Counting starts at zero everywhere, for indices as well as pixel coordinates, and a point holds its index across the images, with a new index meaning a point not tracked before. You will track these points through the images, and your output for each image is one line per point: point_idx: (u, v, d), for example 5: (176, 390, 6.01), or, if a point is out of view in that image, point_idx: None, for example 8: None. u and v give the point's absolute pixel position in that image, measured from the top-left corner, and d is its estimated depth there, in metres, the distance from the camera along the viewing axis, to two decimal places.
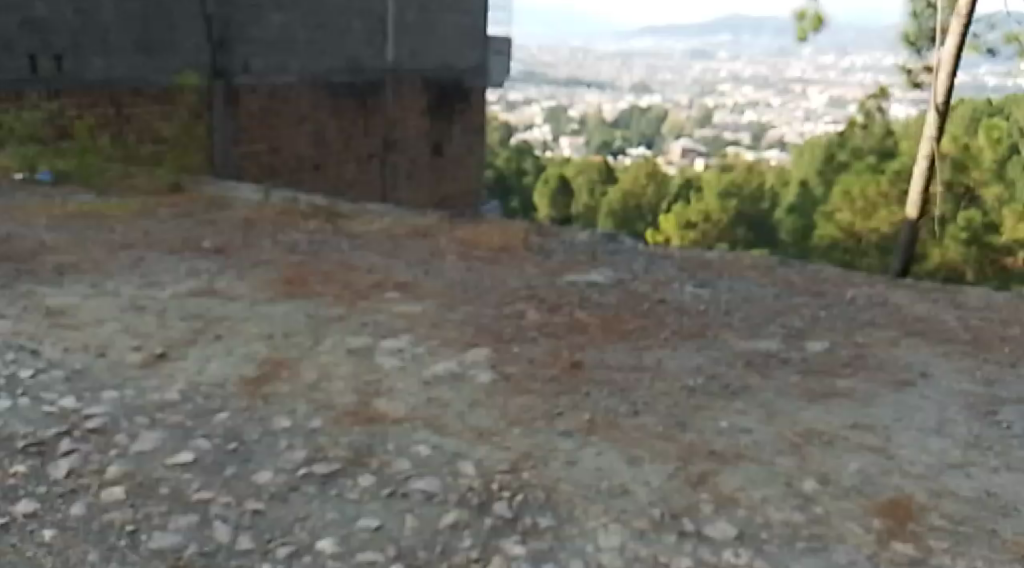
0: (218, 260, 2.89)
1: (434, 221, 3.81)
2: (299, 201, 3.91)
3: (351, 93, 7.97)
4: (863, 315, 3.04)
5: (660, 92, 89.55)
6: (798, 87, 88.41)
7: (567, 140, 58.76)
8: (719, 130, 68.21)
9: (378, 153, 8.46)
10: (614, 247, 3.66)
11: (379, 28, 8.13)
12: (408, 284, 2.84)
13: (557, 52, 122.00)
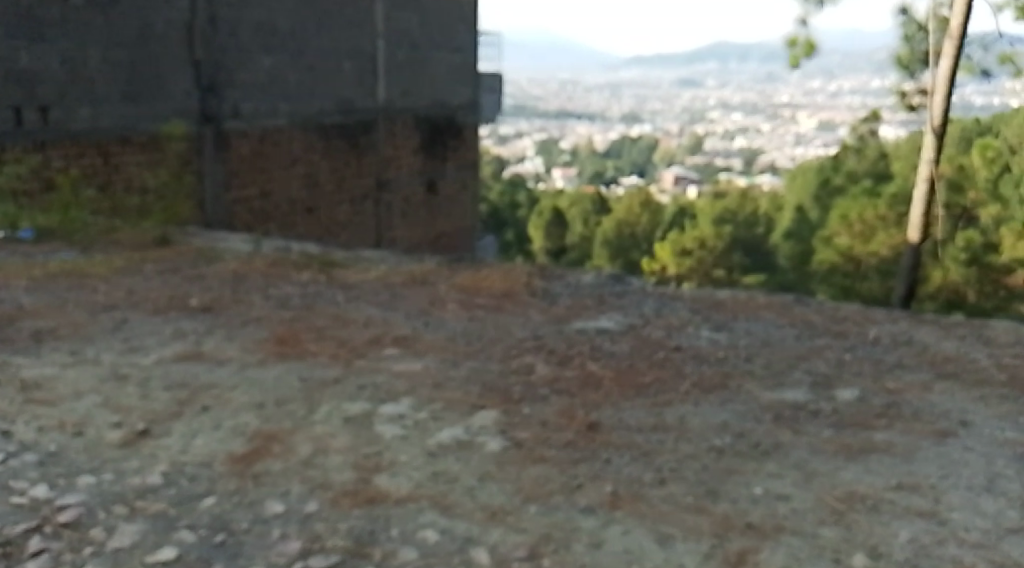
0: (206, 318, 2.74)
1: (432, 266, 3.66)
2: (291, 251, 3.76)
3: (344, 133, 8.22)
4: (888, 357, 2.90)
5: (649, 121, 90.48)
6: (787, 112, 89.18)
7: (559, 171, 59.21)
8: (710, 158, 68.62)
9: (370, 192, 8.78)
10: (621, 288, 3.52)
11: (369, 71, 8.51)
12: (408, 338, 2.67)
13: (547, 85, 123.03)
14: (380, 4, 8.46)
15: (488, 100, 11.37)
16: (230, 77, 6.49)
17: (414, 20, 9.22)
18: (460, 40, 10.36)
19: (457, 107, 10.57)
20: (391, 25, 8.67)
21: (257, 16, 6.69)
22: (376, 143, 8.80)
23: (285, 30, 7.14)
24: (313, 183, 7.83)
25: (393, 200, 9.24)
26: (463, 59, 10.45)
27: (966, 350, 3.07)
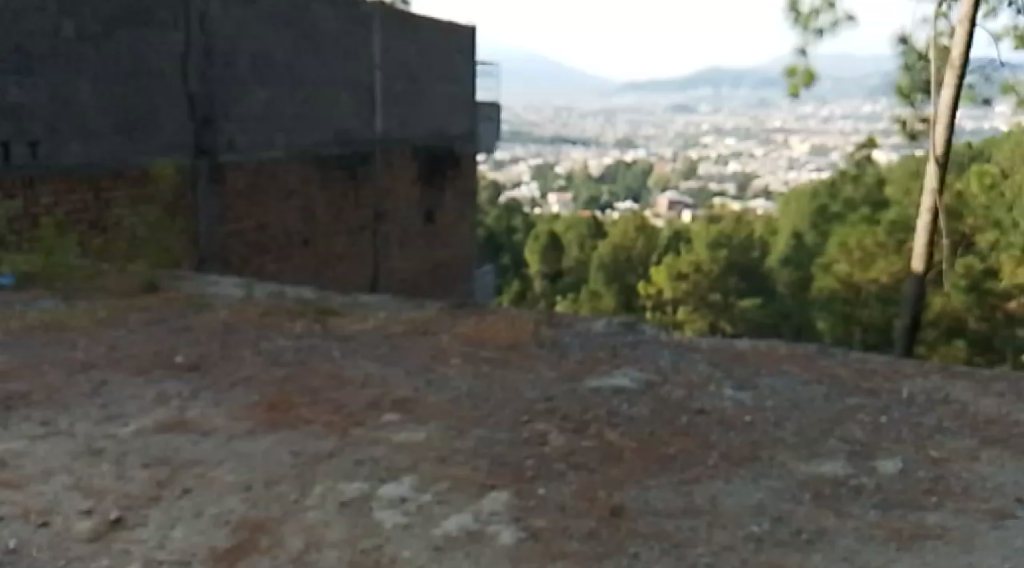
0: (192, 379, 2.53)
1: (435, 312, 3.48)
2: (285, 297, 3.57)
3: (341, 164, 8.06)
4: (927, 420, 2.75)
5: (644, 147, 91.00)
6: (781, 137, 89.52)
7: (555, 196, 59.29)
8: (705, 183, 68.79)
9: (368, 222, 8.63)
10: (635, 338, 3.34)
11: (368, 101, 8.39)
12: (410, 399, 2.47)
13: (542, 111, 123.73)
14: (378, 35, 8.38)
15: (484, 128, 11.32)
16: (225, 110, 6.35)
17: (413, 51, 9.14)
18: (458, 70, 10.32)
19: (455, 136, 10.51)
20: (389, 56, 8.60)
21: (252, 48, 6.58)
22: (374, 173, 8.66)
23: (282, 62, 7.01)
24: (311, 215, 7.67)
25: (391, 230, 9.11)
26: (459, 89, 10.42)
27: (1007, 411, 2.93)
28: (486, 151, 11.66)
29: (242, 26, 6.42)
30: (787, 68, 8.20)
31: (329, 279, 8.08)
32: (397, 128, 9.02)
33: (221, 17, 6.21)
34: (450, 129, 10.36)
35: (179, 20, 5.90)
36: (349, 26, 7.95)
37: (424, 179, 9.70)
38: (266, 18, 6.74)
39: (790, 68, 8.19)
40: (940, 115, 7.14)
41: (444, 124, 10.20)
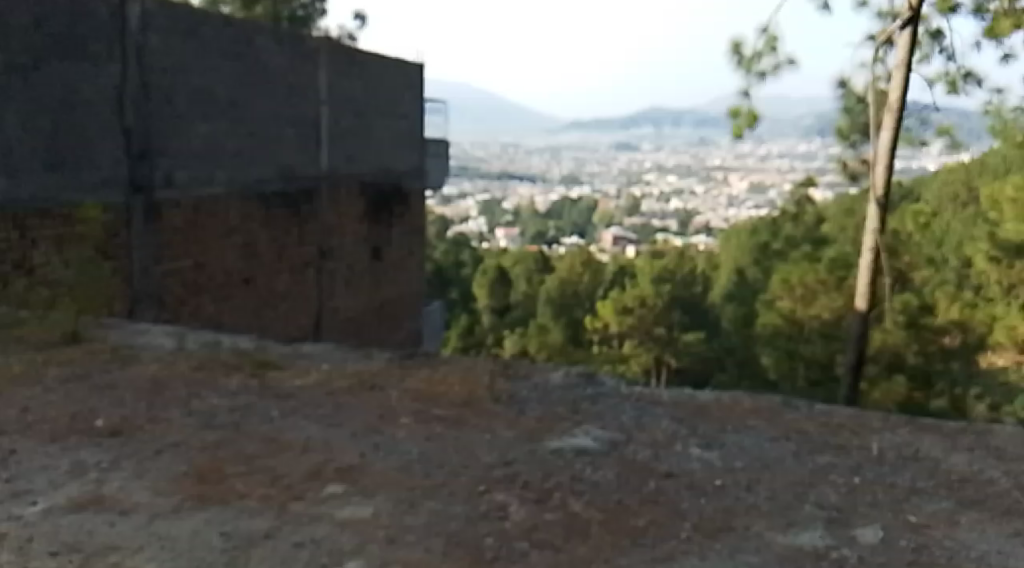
0: (113, 446, 2.29)
1: (383, 364, 3.27)
2: (221, 347, 3.34)
3: (284, 201, 7.83)
4: (901, 480, 2.61)
5: (590, 184, 91.99)
6: (722, 175, 91.01)
7: (502, 231, 59.37)
8: (648, 219, 69.53)
9: (312, 260, 8.40)
10: (594, 390, 3.16)
11: (313, 136, 8.19)
12: (354, 468, 2.25)
13: (488, 148, 124.57)
14: (323, 70, 8.22)
15: (432, 165, 11.20)
16: (162, 144, 6.09)
17: (360, 86, 8.99)
18: (406, 105, 10.20)
19: (402, 173, 10.36)
20: (334, 91, 8.44)
21: (192, 82, 6.35)
22: (319, 210, 8.44)
23: (225, 96, 6.79)
24: (252, 253, 7.42)
25: (335, 268, 8.89)
26: (407, 125, 10.29)
27: (979, 467, 2.80)
28: (434, 187, 11.53)
29: (181, 59, 6.20)
30: (731, 110, 8.45)
31: (271, 319, 7.80)
32: (345, 163, 8.85)
33: (159, 50, 5.98)
34: (397, 165, 10.21)
35: (115, 52, 5.66)
36: (294, 60, 7.77)
37: (369, 215, 9.50)
38: (207, 52, 6.52)
39: (733, 111, 8.43)
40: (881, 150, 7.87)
41: (391, 160, 10.05)
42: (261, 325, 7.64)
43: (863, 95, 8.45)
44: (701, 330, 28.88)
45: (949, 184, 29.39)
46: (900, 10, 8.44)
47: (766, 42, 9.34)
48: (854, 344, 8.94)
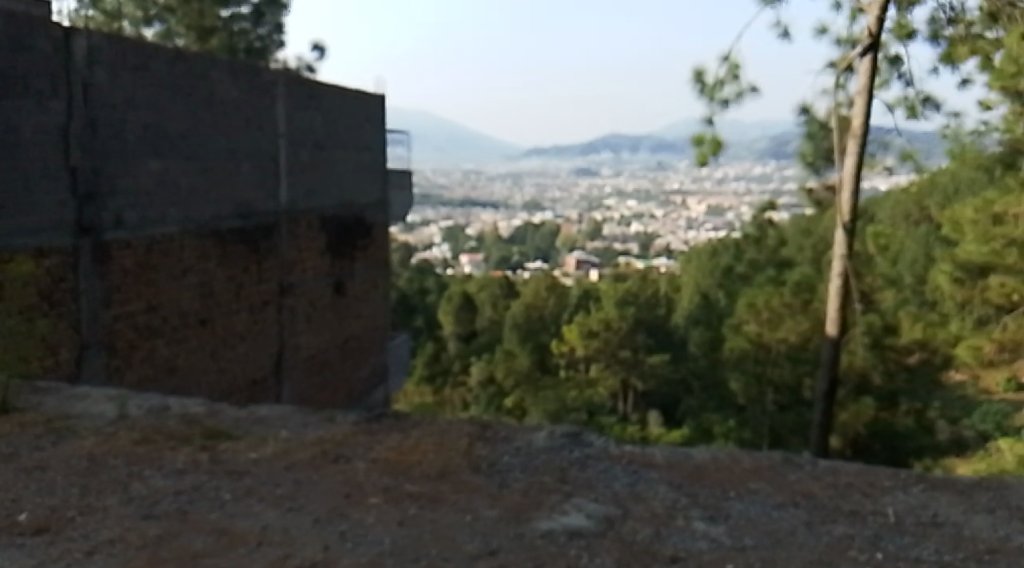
0: (33, 547, 1.97)
1: (348, 429, 2.99)
2: (168, 413, 3.04)
3: (242, 238, 7.51)
4: (925, 554, 2.35)
5: (551, 209, 92.78)
6: (681, 200, 92.09)
7: (465, 257, 59.50)
8: (610, 243, 70.13)
9: (271, 297, 8.09)
10: (581, 453, 2.90)
11: (271, 171, 7.89)
12: (319, 564, 1.93)
13: (450, 176, 125.28)
14: (281, 102, 7.96)
15: (395, 197, 10.99)
16: (111, 183, 5.76)
17: (320, 119, 8.74)
18: (367, 137, 9.98)
19: (364, 205, 10.14)
20: (293, 124, 8.18)
21: (143, 117, 6.05)
22: (279, 246, 8.15)
23: (178, 132, 6.48)
24: (209, 293, 7.10)
25: (297, 304, 8.59)
26: (369, 157, 10.08)
27: (1002, 534, 2.58)
28: (398, 219, 11.31)
29: (131, 94, 5.89)
30: (695, 136, 8.62)
31: (229, 360, 7.45)
32: (307, 196, 8.61)
33: (108, 85, 5.67)
34: (360, 198, 9.98)
35: (60, 87, 5.33)
36: (252, 93, 7.50)
37: (330, 248, 9.23)
38: (158, 86, 6.22)
39: (698, 137, 8.61)
40: (846, 180, 8.37)
41: (354, 193, 9.82)
42: (218, 367, 7.28)
43: (825, 121, 8.77)
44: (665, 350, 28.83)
45: (905, 204, 29.84)
46: (860, 36, 8.49)
47: (728, 69, 9.28)
48: (825, 372, 8.87)
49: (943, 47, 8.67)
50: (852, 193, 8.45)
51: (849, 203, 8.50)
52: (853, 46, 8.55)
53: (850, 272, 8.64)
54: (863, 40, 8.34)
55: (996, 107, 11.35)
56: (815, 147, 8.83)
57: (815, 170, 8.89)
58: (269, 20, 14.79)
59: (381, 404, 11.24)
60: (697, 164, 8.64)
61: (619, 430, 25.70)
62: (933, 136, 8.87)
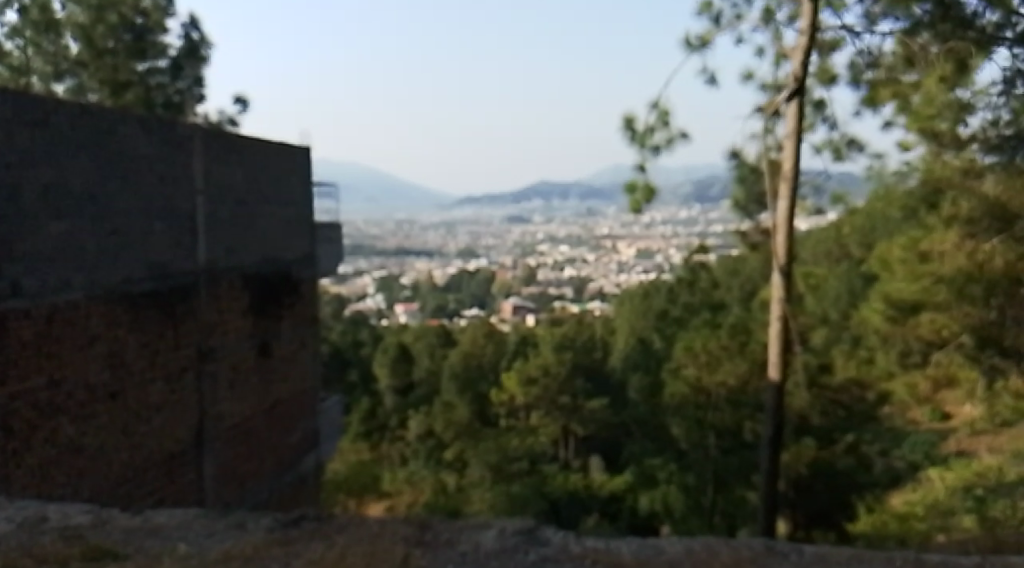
0: None
1: (260, 540, 3.09)
2: (45, 526, 3.13)
3: (155, 301, 6.97)
4: None
5: (485, 257, 93.21)
6: (612, 244, 93.43)
7: (400, 307, 59.38)
8: (544, 289, 70.68)
9: (190, 363, 7.54)
10: (536, 555, 2.96)
11: (188, 230, 7.39)
12: None
13: (382, 226, 125.38)
14: (198, 158, 7.47)
15: (324, 252, 10.54)
16: (10, 248, 5.19)
17: (240, 173, 8.28)
18: (293, 191, 9.54)
19: (290, 262, 9.66)
20: (210, 179, 7.69)
21: (44, 176, 5.53)
22: (197, 309, 7.62)
23: (84, 190, 5.95)
24: (119, 363, 6.53)
25: (218, 369, 8.05)
26: (295, 212, 9.63)
27: None
28: (328, 275, 10.87)
29: (30, 153, 5.37)
30: (628, 183, 8.38)
31: (144, 434, 6.87)
32: (228, 254, 8.13)
33: (5, 141, 5.14)
34: (286, 255, 9.53)
35: None
36: (165, 148, 7.01)
37: (253, 308, 8.72)
38: (61, 142, 5.71)
39: (630, 184, 8.36)
40: (780, 223, 8.23)
41: (280, 249, 9.36)
42: (131, 442, 6.68)
43: (755, 164, 8.58)
44: (604, 394, 28.55)
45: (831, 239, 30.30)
46: (785, 81, 8.36)
47: (657, 115, 9.11)
48: (769, 417, 8.54)
49: (864, 90, 8.63)
50: (786, 236, 8.29)
51: (784, 245, 8.34)
52: (778, 90, 8.43)
53: (790, 314, 8.45)
54: (789, 84, 8.23)
55: (916, 149, 11.36)
56: (747, 191, 8.67)
57: (748, 214, 8.74)
58: (189, 74, 14.19)
59: (313, 471, 10.67)
60: (630, 212, 8.42)
61: (563, 480, 25.43)
62: (860, 176, 8.75)
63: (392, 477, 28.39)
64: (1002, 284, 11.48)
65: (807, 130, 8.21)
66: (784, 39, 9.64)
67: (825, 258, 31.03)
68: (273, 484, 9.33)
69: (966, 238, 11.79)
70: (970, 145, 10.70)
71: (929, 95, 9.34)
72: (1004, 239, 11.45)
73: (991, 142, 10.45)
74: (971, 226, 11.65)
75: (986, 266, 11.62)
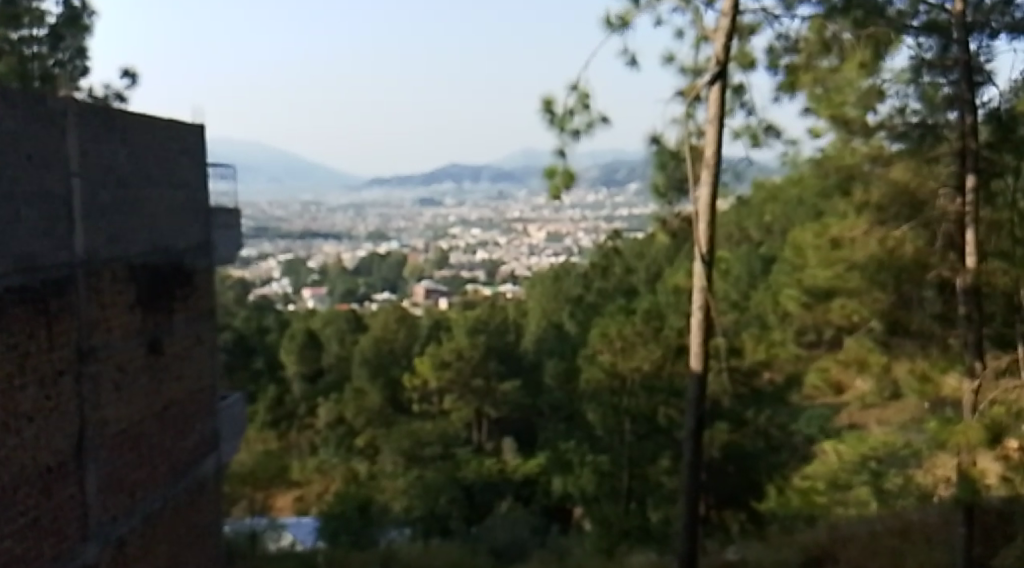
0: None
1: None
2: None
3: (25, 297, 5.96)
4: None
5: (394, 240, 92.78)
6: (523, 229, 94.04)
7: (307, 292, 58.54)
8: (456, 272, 70.84)
9: (68, 365, 6.64)
10: None
11: (63, 217, 6.50)
12: None
13: (286, 209, 123.47)
14: (73, 135, 6.63)
15: (220, 239, 9.72)
16: None
17: (124, 153, 7.48)
18: (184, 172, 8.76)
19: (183, 250, 8.86)
20: (88, 160, 6.86)
21: None
22: (76, 305, 6.75)
23: None
24: None
25: (101, 371, 7.20)
26: (188, 195, 8.84)
27: None
28: (226, 263, 10.06)
29: None
30: (546, 168, 7.82)
31: (15, 448, 5.84)
32: (112, 243, 7.34)
33: None
34: (179, 244, 8.74)
35: None
36: (34, 124, 6.12)
37: (141, 302, 7.92)
38: None
39: (549, 169, 7.81)
40: (700, 212, 7.80)
41: (172, 236, 8.57)
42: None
43: (676, 150, 8.03)
44: (517, 376, 28.29)
45: (733, 222, 30.83)
46: (706, 64, 7.91)
47: (577, 98, 8.60)
48: (691, 409, 8.10)
49: (781, 77, 8.19)
50: (707, 224, 7.89)
51: (705, 233, 7.93)
52: (698, 75, 7.98)
53: (711, 305, 8.03)
54: (710, 68, 7.82)
55: (826, 136, 11.15)
56: (666, 179, 8.17)
57: (668, 202, 8.25)
58: (69, 45, 13.16)
59: (213, 475, 9.90)
60: (548, 197, 7.86)
61: (476, 464, 25.06)
62: (777, 163, 8.38)
63: (300, 465, 27.89)
64: (908, 272, 10.19)
65: (730, 116, 7.79)
66: (703, 22, 9.25)
67: (728, 242, 31.54)
68: (167, 492, 8.55)
69: (875, 225, 10.28)
70: (877, 132, 9.83)
71: (843, 80, 9.05)
72: (916, 227, 10.06)
73: (899, 129, 9.71)
74: (880, 215, 10.34)
75: (897, 254, 10.07)
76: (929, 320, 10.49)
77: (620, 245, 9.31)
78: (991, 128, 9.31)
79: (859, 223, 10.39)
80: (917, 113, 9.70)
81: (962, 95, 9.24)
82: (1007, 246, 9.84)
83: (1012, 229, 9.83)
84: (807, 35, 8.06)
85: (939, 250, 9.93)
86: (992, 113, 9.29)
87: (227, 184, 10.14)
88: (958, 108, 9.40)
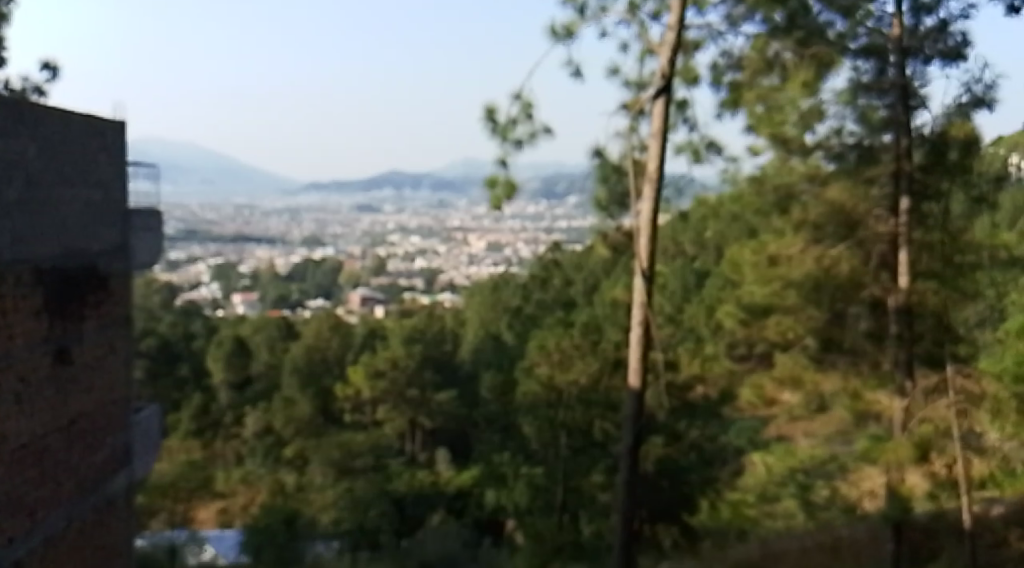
0: None
1: None
2: None
3: None
4: None
5: (329, 245, 91.77)
6: (461, 240, 94.09)
7: (237, 297, 57.39)
8: (391, 280, 70.35)
9: None
10: None
11: None
12: None
13: (217, 211, 121.28)
14: None
15: (139, 242, 9.18)
16: None
17: (36, 148, 6.95)
18: (101, 171, 8.21)
19: (97, 253, 8.31)
20: None
21: None
22: None
23: None
24: None
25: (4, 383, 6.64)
26: (104, 194, 8.30)
27: None
28: (145, 266, 9.53)
29: None
30: (488, 178, 7.49)
31: None
32: (20, 244, 6.79)
33: None
34: (93, 246, 8.20)
35: None
36: None
37: (47, 308, 7.34)
38: None
39: (491, 179, 7.48)
40: (642, 227, 7.55)
41: (85, 237, 8.02)
42: None
43: (619, 163, 7.76)
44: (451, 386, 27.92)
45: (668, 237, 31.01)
46: (651, 78, 7.67)
47: (520, 106, 8.31)
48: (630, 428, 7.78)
49: (724, 92, 8.02)
50: (649, 240, 7.61)
51: (647, 249, 7.67)
52: (643, 88, 7.74)
53: (651, 322, 7.77)
54: (655, 82, 7.58)
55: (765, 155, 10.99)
56: (608, 192, 7.88)
57: (609, 215, 7.96)
58: None
59: (124, 491, 9.33)
60: (489, 208, 7.53)
61: (409, 476, 24.61)
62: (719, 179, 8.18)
63: (225, 475, 27.05)
64: (843, 290, 9.90)
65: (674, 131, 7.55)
66: (648, 35, 9.06)
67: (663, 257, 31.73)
68: (71, 510, 7.98)
69: (810, 244, 9.96)
70: (814, 151, 9.70)
71: (785, 98, 8.90)
72: (851, 246, 9.86)
73: (836, 150, 9.69)
74: (816, 233, 9.99)
75: (834, 271, 9.78)
76: (862, 338, 9.92)
77: (560, 257, 9.01)
78: (925, 151, 9.43)
79: (796, 240, 10.00)
80: (854, 134, 9.68)
81: (898, 118, 9.27)
82: (939, 267, 9.63)
83: (943, 250, 9.62)
84: (750, 52, 7.87)
85: (872, 269, 9.81)
86: (927, 137, 9.39)
87: (148, 183, 9.61)
88: (893, 130, 9.42)
